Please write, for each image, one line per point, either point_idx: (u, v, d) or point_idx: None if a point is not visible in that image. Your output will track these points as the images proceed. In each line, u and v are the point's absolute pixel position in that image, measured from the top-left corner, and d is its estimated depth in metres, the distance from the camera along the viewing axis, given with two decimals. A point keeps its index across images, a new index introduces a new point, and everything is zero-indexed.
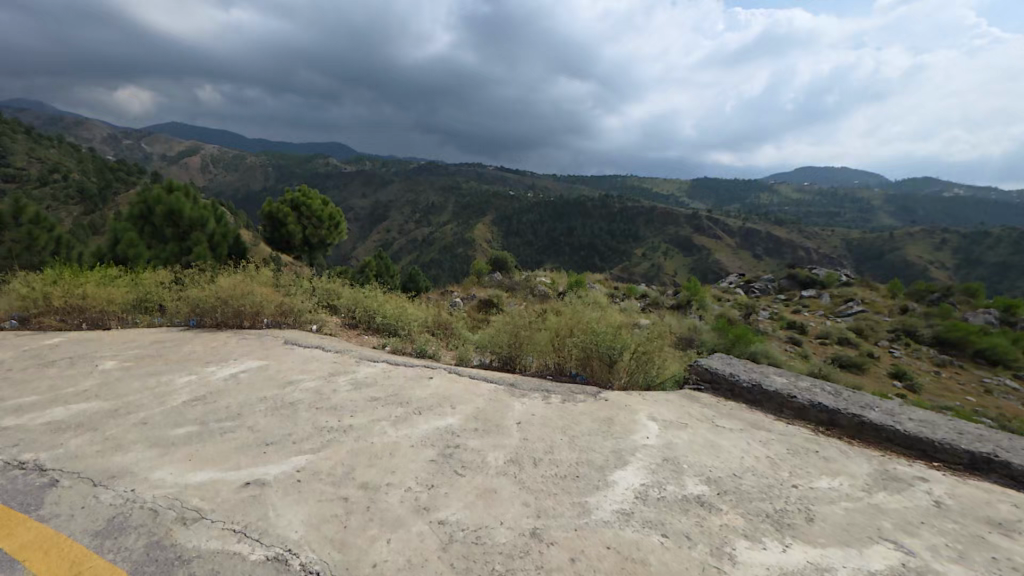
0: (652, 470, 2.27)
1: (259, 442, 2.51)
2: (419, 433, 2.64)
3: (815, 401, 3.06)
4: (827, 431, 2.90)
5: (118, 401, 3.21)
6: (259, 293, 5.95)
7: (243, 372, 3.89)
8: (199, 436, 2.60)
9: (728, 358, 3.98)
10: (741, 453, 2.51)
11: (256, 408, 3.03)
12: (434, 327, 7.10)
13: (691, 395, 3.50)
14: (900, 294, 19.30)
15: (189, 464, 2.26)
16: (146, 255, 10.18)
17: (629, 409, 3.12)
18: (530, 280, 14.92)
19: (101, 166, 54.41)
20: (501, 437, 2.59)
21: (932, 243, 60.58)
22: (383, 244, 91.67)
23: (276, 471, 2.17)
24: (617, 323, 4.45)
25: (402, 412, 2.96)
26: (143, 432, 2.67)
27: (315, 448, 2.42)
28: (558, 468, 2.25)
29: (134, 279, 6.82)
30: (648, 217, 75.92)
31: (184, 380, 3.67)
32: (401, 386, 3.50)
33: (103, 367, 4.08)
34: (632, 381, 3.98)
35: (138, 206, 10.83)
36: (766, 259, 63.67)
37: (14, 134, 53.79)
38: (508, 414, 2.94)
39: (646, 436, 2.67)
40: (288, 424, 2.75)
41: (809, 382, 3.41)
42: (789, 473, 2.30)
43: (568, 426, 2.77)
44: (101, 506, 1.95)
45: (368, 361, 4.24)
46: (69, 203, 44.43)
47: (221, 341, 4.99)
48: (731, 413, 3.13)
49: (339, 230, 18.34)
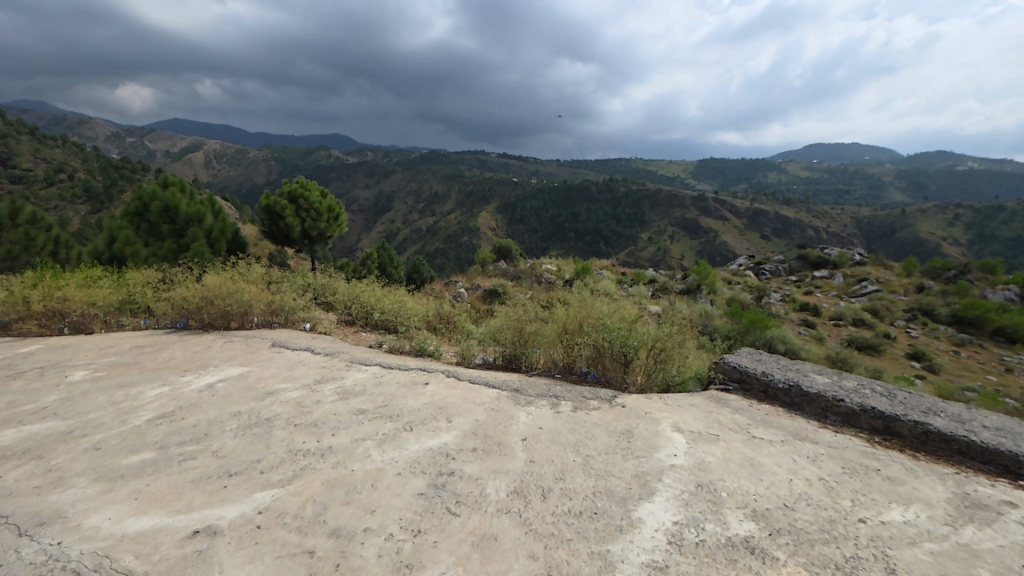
0: (685, 501, 1.88)
1: (221, 472, 2.16)
2: (408, 456, 2.27)
3: (867, 406, 2.67)
4: (883, 441, 2.51)
5: (78, 420, 2.89)
6: (247, 292, 5.57)
7: (220, 381, 3.52)
8: (153, 466, 2.25)
9: (758, 353, 3.60)
10: (787, 474, 2.10)
11: (226, 427, 2.67)
12: (434, 321, 6.73)
13: (719, 397, 3.11)
14: (915, 272, 18.57)
15: (132, 506, 1.92)
16: (142, 253, 9.85)
17: (650, 418, 2.72)
18: (535, 269, 14.48)
19: (106, 164, 54.08)
20: (502, 460, 2.21)
21: (944, 219, 58.92)
22: (387, 234, 91.11)
23: (231, 514, 1.81)
24: (632, 316, 4.02)
25: (390, 428, 2.58)
26: (93, 462, 2.33)
27: (283, 479, 2.06)
28: (571, 502, 1.87)
29: (119, 280, 6.46)
30: (653, 200, 74.54)
31: (155, 393, 3.33)
32: (391, 395, 3.12)
33: (72, 378, 3.75)
34: (651, 383, 3.55)
35: (134, 203, 10.53)
36: (774, 240, 62.57)
37: (19, 134, 53.66)
38: (512, 429, 2.55)
39: (673, 454, 2.27)
40: (257, 448, 2.39)
41: (855, 381, 3.02)
42: (852, 503, 1.91)
43: (582, 443, 2.39)
44: (16, 565, 1.61)
45: (359, 365, 3.88)
46: (75, 203, 44.40)
47: (205, 345, 4.66)
48: (768, 419, 2.74)
49: (339, 223, 17.68)
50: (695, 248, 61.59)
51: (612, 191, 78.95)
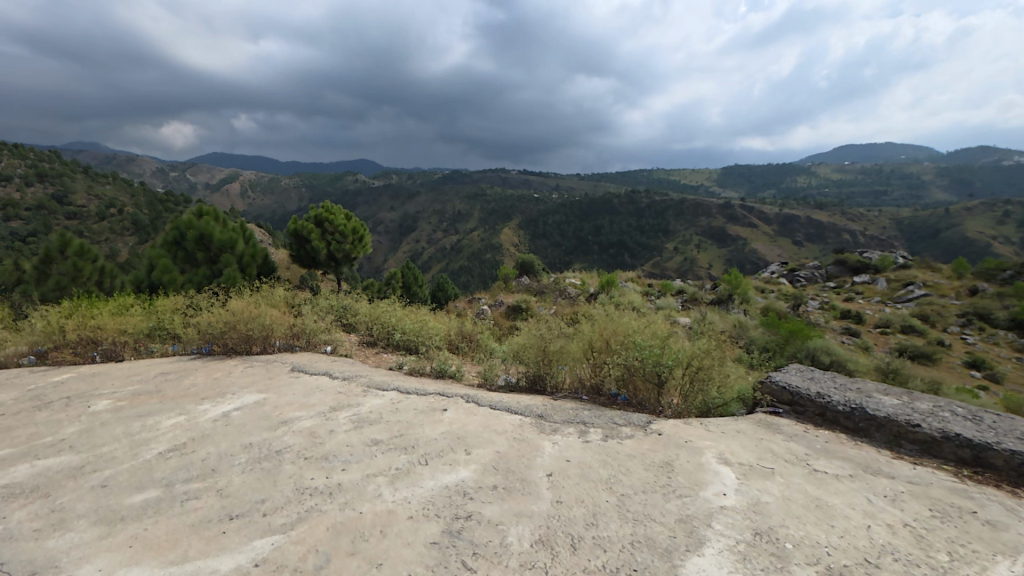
0: (743, 555, 1.59)
1: (224, 514, 2.00)
2: (422, 495, 2.05)
3: (949, 433, 2.31)
4: (974, 474, 2.15)
5: (91, 454, 2.82)
6: (269, 316, 5.55)
7: (236, 410, 3.42)
8: (155, 507, 2.12)
9: (810, 371, 3.26)
10: (863, 521, 1.78)
11: (235, 461, 2.53)
12: (456, 340, 6.59)
13: (770, 423, 2.78)
14: (965, 274, 17.29)
15: (125, 554, 1.78)
16: (178, 280, 10.16)
17: (692, 448, 2.44)
18: (559, 283, 14.24)
19: (152, 198, 57.59)
20: (526, 501, 1.97)
21: (993, 215, 55.30)
22: (413, 254, 92.64)
23: (225, 567, 1.64)
24: (664, 331, 3.70)
25: (405, 462, 2.39)
26: (97, 502, 2.23)
27: (287, 524, 1.88)
28: (607, 555, 1.61)
29: (150, 307, 6.59)
30: (677, 210, 73.26)
31: (170, 423, 3.25)
32: (407, 424, 2.93)
33: (94, 408, 3.72)
34: (689, 406, 3.24)
35: (171, 232, 10.96)
36: (807, 246, 60.17)
37: (76, 174, 57.77)
38: (537, 462, 2.31)
39: (722, 493, 1.98)
40: (264, 486, 2.23)
41: (930, 403, 2.64)
42: (950, 557, 1.58)
43: (616, 478, 2.13)
44: None
45: (377, 390, 3.73)
46: (124, 235, 47.15)
47: (225, 371, 4.61)
48: (831, 449, 2.41)
49: (363, 244, 17.95)
50: (724, 257, 59.82)
51: (634, 203, 78.24)
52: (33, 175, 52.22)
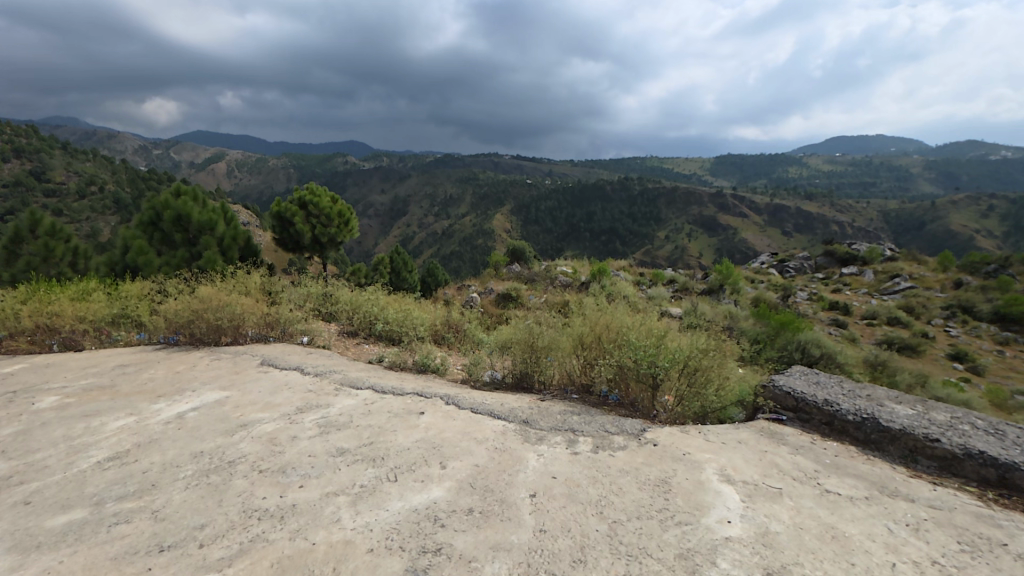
0: None
1: (156, 544, 1.73)
2: (386, 521, 1.79)
3: (971, 450, 2.12)
4: (1002, 497, 1.96)
5: (21, 463, 2.50)
6: (240, 305, 5.20)
7: (193, 411, 3.11)
8: (78, 532, 1.84)
9: (815, 375, 3.07)
10: (886, 556, 1.57)
11: (181, 474, 2.25)
12: (442, 331, 6.31)
13: (772, 432, 2.57)
14: (951, 267, 17.35)
15: None
16: (154, 263, 9.68)
17: (690, 462, 2.21)
18: (550, 271, 13.97)
19: (134, 177, 55.84)
20: (505, 529, 1.72)
21: (977, 210, 55.95)
22: (404, 239, 91.59)
23: None
24: (660, 328, 3.44)
25: (371, 478, 2.13)
26: (14, 523, 1.94)
27: (224, 559, 1.62)
28: None
29: (116, 292, 6.16)
30: (670, 198, 72.98)
31: (118, 425, 2.94)
32: (379, 429, 2.67)
33: (37, 406, 3.38)
34: (685, 410, 3.00)
35: (147, 212, 10.40)
36: (796, 236, 60.55)
37: (53, 148, 55.51)
38: (518, 479, 2.07)
39: (726, 520, 1.75)
40: (207, 506, 1.95)
41: (948, 414, 2.45)
42: None
43: (606, 500, 1.90)
44: None
45: (351, 388, 3.45)
46: (106, 214, 45.63)
47: (189, 364, 4.28)
48: (842, 464, 2.21)
49: (350, 228, 17.42)
50: (714, 246, 59.92)
51: (627, 191, 77.82)
52: (10, 150, 49.94)
